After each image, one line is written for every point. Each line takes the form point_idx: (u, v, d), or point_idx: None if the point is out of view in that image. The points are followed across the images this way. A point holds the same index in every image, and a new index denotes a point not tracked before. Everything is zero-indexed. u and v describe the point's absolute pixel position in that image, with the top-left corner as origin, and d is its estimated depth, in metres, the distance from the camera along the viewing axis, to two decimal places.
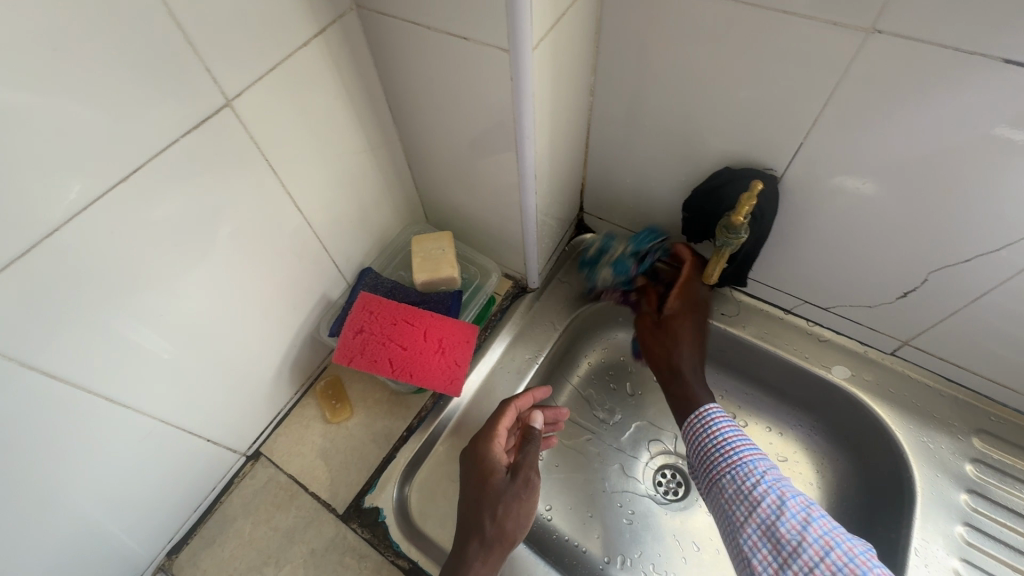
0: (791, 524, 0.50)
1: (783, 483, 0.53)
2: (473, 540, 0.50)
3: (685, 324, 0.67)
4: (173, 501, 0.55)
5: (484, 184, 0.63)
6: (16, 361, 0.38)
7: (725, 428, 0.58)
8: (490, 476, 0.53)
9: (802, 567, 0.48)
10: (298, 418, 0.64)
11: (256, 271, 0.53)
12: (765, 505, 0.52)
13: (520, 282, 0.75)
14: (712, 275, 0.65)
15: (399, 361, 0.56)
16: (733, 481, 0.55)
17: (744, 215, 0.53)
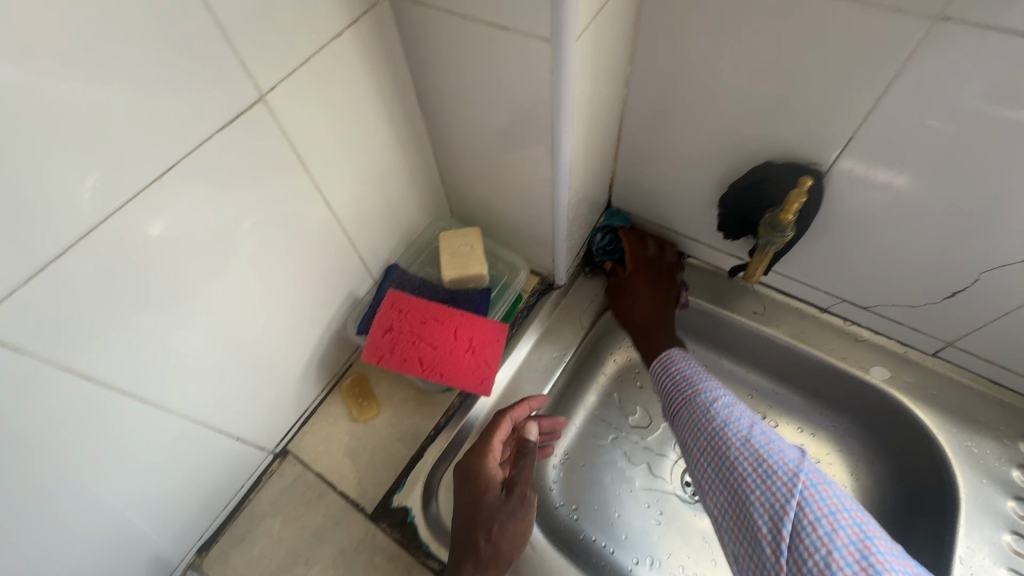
0: (732, 441, 0.53)
1: (731, 409, 0.55)
2: (468, 562, 0.49)
3: (636, 283, 0.70)
4: (203, 498, 0.55)
5: (512, 179, 0.61)
6: (51, 363, 0.37)
7: (682, 366, 0.62)
8: (484, 496, 0.51)
9: (739, 479, 0.51)
10: (325, 416, 0.64)
11: (284, 269, 0.52)
12: (710, 427, 0.55)
13: (547, 279, 0.74)
14: (753, 274, 0.64)
15: (429, 360, 0.55)
16: (686, 409, 0.58)
17: (793, 213, 0.51)
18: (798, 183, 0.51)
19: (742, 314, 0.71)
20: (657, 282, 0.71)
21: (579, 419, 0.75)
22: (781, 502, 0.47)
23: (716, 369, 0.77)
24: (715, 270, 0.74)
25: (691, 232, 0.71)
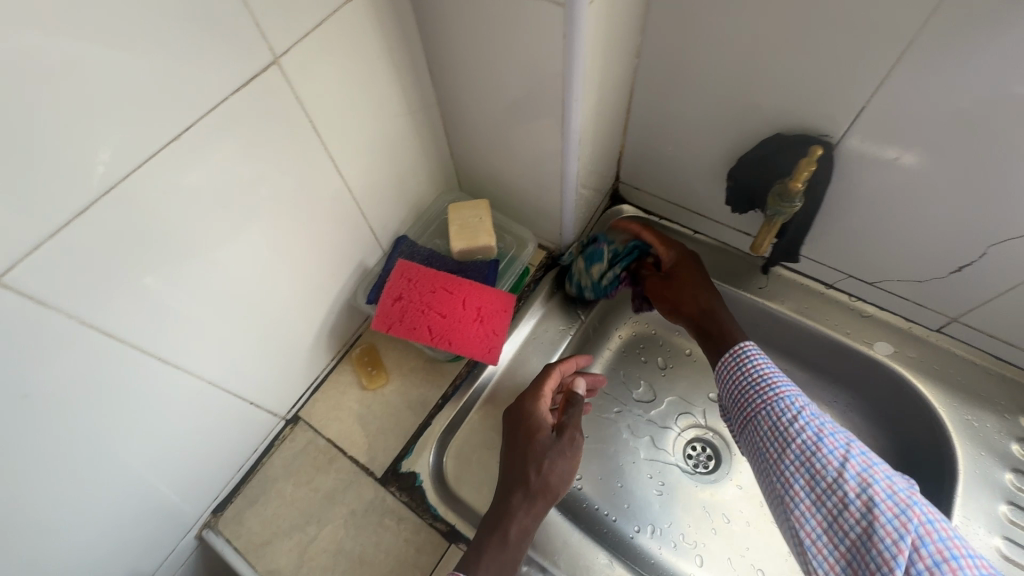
0: (828, 460, 0.53)
1: (820, 421, 0.55)
2: (519, 492, 0.53)
3: (691, 266, 0.67)
4: (218, 460, 0.56)
5: (522, 150, 0.61)
6: (73, 318, 0.38)
7: (760, 364, 0.59)
8: (535, 435, 0.55)
9: (837, 504, 0.51)
10: (335, 384, 0.65)
11: (297, 235, 0.53)
12: (800, 441, 0.54)
13: (555, 253, 0.74)
14: (761, 247, 0.63)
15: (438, 329, 0.56)
16: (764, 415, 0.57)
17: (802, 182, 0.51)
18: (811, 152, 0.50)
19: (748, 290, 0.72)
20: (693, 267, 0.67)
21: None
22: (891, 535, 0.48)
23: None
24: (722, 246, 0.74)
25: (699, 207, 0.71)
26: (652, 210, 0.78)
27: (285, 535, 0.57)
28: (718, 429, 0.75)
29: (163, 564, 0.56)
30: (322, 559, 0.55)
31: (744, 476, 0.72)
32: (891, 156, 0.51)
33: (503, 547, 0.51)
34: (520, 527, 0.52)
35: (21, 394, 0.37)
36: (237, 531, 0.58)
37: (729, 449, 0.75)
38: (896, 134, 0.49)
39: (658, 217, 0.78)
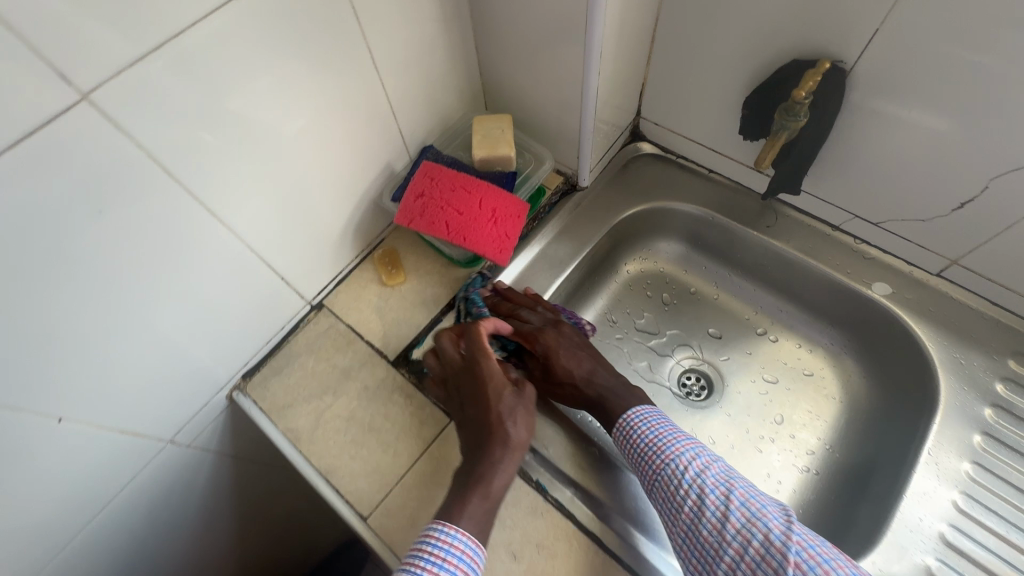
0: (712, 524, 0.51)
1: (705, 478, 0.53)
2: (494, 450, 0.53)
3: (561, 355, 0.62)
4: (250, 328, 0.62)
5: (547, 68, 0.64)
6: (146, 151, 0.42)
7: (643, 431, 0.58)
8: (499, 395, 0.55)
9: (729, 571, 0.50)
10: (357, 279, 0.70)
11: (333, 125, 0.57)
12: (687, 509, 0.52)
13: (571, 180, 0.77)
14: (764, 161, 0.63)
15: (455, 225, 0.60)
16: (658, 483, 0.55)
17: (807, 91, 0.55)
18: (817, 64, 0.55)
19: (755, 229, 0.74)
20: (569, 351, 0.62)
21: (589, 318, 0.81)
22: None
23: (725, 284, 0.81)
24: (734, 185, 0.77)
25: (717, 143, 0.74)
26: (670, 148, 0.80)
27: (305, 401, 0.63)
28: (712, 362, 0.78)
29: (198, 415, 0.62)
30: (337, 423, 0.62)
31: (733, 406, 0.75)
32: (909, 82, 0.52)
33: (485, 502, 0.50)
34: (501, 481, 0.52)
35: (98, 210, 0.42)
36: (263, 393, 0.64)
37: (721, 380, 0.77)
38: (919, 58, 0.50)
39: (675, 155, 0.80)
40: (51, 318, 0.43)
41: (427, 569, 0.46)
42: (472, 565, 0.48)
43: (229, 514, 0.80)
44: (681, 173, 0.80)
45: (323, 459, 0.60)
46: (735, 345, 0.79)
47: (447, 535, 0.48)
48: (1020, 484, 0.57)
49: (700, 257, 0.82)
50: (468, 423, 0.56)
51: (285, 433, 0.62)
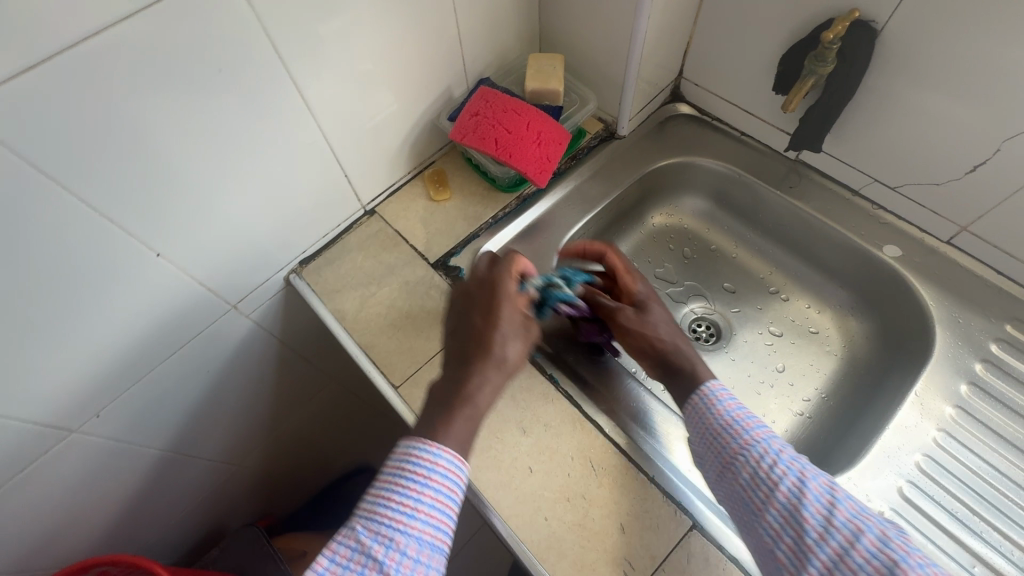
0: (814, 508, 0.48)
1: (801, 464, 0.51)
2: (485, 372, 0.54)
3: (656, 301, 0.65)
4: (312, 218, 0.70)
5: (602, 13, 0.70)
6: (263, 27, 0.50)
7: (731, 408, 0.56)
8: (502, 319, 0.56)
9: (835, 557, 0.46)
10: (408, 193, 0.78)
11: (408, 40, 0.64)
12: (784, 489, 0.49)
13: (611, 128, 0.83)
14: (791, 105, 0.67)
15: (503, 142, 0.67)
16: (746, 460, 0.52)
17: (835, 34, 0.59)
18: (846, 14, 0.59)
19: (779, 189, 0.79)
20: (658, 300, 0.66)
21: None
22: None
23: (744, 244, 0.86)
24: (763, 148, 0.82)
25: (751, 105, 0.78)
26: (707, 110, 0.85)
27: (352, 289, 0.71)
28: (723, 312, 0.84)
29: (259, 289, 0.71)
30: (378, 309, 0.70)
31: (738, 353, 0.80)
32: (933, 43, 0.56)
33: (470, 419, 0.53)
34: (484, 402, 0.54)
35: (219, 69, 0.50)
36: (316, 278, 0.73)
37: (729, 329, 0.82)
38: (944, 17, 0.54)
39: (711, 117, 0.85)
40: (165, 160, 0.52)
41: (411, 487, 0.49)
42: (455, 481, 0.51)
43: (267, 398, 0.89)
44: (715, 134, 0.85)
45: (363, 336, 0.68)
46: (747, 300, 0.84)
47: (430, 456, 0.50)
48: (1001, 431, 0.61)
49: (723, 217, 0.87)
50: (460, 342, 0.57)
51: (332, 312, 0.70)
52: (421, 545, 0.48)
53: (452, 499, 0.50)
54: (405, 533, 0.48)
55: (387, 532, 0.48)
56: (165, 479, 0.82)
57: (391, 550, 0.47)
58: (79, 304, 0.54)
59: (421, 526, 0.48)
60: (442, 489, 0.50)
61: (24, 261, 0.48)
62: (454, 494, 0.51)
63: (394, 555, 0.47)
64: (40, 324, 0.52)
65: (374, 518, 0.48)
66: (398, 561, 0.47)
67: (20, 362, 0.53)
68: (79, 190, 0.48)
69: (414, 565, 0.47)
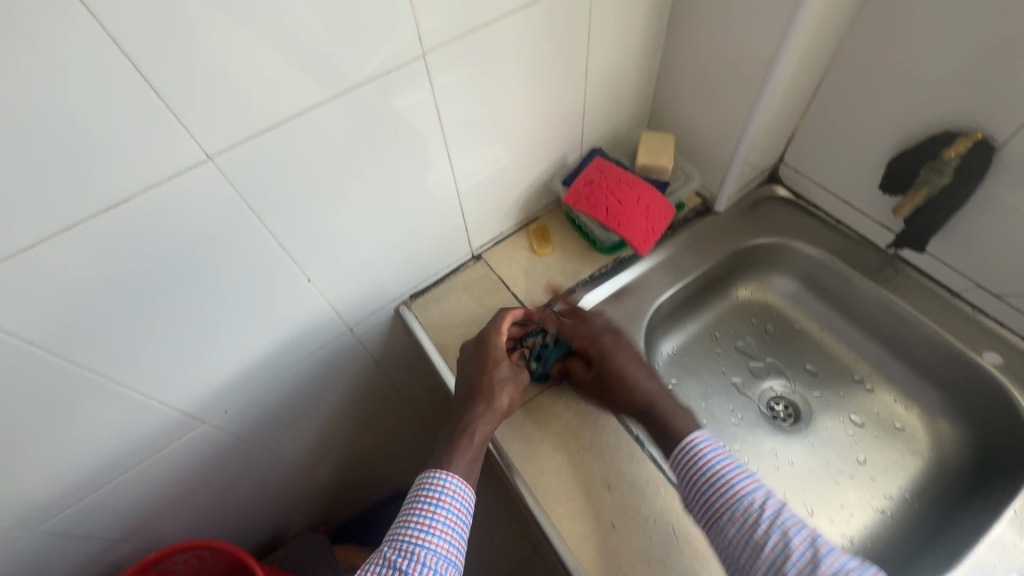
0: (799, 564, 0.51)
1: (784, 517, 0.54)
2: (480, 409, 0.64)
3: (617, 360, 0.67)
4: (430, 258, 0.78)
5: (716, 102, 0.76)
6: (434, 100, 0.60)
7: (714, 461, 0.58)
8: (495, 365, 0.66)
9: None
10: (512, 243, 0.85)
11: (541, 113, 0.72)
12: (769, 548, 0.52)
13: (707, 203, 0.88)
14: (902, 209, 0.72)
15: (613, 211, 0.73)
16: (733, 519, 0.55)
17: (956, 151, 0.63)
18: (969, 134, 0.63)
19: (873, 281, 0.80)
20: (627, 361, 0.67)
21: (695, 327, 0.89)
22: None
23: (830, 328, 0.87)
24: (859, 238, 0.83)
25: (850, 197, 0.81)
26: (804, 196, 0.88)
27: (455, 327, 0.78)
28: (803, 394, 0.84)
29: (373, 316, 0.79)
30: None
31: (818, 438, 0.80)
32: None
33: (470, 450, 0.63)
34: (484, 435, 0.64)
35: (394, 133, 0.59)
36: (424, 312, 0.80)
37: (809, 412, 0.82)
38: None
39: (807, 202, 0.88)
40: (335, 203, 0.60)
41: (426, 509, 0.60)
42: (462, 503, 0.61)
43: (352, 413, 0.95)
44: (809, 219, 0.87)
45: None
46: (830, 385, 0.84)
47: (439, 481, 0.61)
48: None
49: (811, 299, 0.89)
50: (462, 382, 0.67)
51: (436, 345, 0.77)
52: (438, 556, 0.58)
53: (460, 518, 0.61)
54: (424, 546, 0.58)
55: (409, 546, 0.58)
56: (253, 476, 0.89)
57: (413, 561, 0.57)
58: (242, 313, 0.63)
59: (436, 540, 0.59)
60: (452, 509, 0.60)
61: (216, 277, 0.57)
62: (462, 514, 0.61)
63: (415, 565, 0.57)
64: (209, 328, 0.61)
65: (399, 538, 0.59)
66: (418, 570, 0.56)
67: (185, 359, 0.62)
68: (269, 223, 0.57)
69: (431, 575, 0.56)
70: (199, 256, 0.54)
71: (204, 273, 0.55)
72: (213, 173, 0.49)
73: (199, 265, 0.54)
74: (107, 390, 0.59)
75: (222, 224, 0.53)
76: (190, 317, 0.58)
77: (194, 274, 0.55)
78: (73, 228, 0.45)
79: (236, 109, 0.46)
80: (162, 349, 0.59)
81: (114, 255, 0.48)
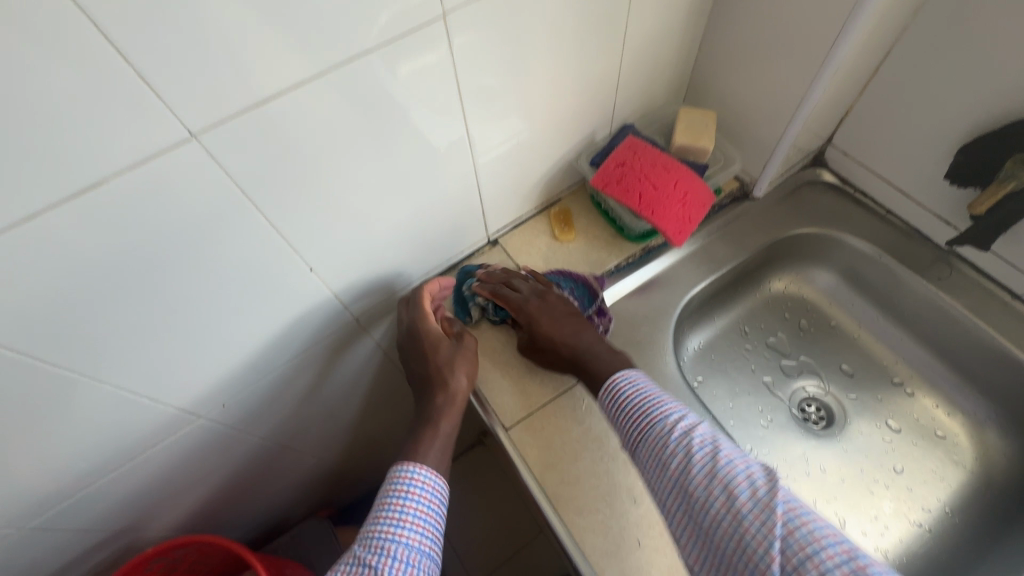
0: (699, 480, 0.50)
1: (693, 435, 0.53)
2: (440, 399, 0.63)
3: (545, 320, 0.64)
4: (442, 244, 0.72)
5: (766, 77, 0.68)
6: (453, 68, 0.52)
7: (629, 392, 0.58)
8: (435, 350, 0.64)
9: (716, 524, 0.49)
10: (531, 227, 0.78)
11: (569, 86, 0.64)
12: (675, 467, 0.52)
13: (745, 188, 0.80)
14: (978, 207, 0.64)
15: (646, 196, 0.66)
16: (646, 443, 0.55)
17: None
18: None
19: (926, 279, 0.73)
20: (557, 320, 0.64)
21: (724, 322, 0.83)
22: (762, 545, 0.46)
23: (870, 326, 0.81)
24: (911, 230, 0.76)
25: (907, 186, 0.74)
26: (851, 182, 0.81)
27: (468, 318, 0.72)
28: (837, 396, 0.79)
29: (379, 305, 0.73)
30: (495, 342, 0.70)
31: (852, 444, 0.75)
32: None
33: (439, 438, 0.62)
34: (450, 421, 0.63)
35: (407, 107, 0.52)
36: None
37: (844, 416, 0.77)
38: None
39: (853, 188, 0.81)
40: (340, 186, 0.54)
41: (394, 502, 0.57)
42: (433, 493, 0.59)
43: (356, 401, 0.91)
44: (855, 207, 0.80)
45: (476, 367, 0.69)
46: (867, 387, 0.79)
47: (407, 472, 0.59)
48: None
49: (849, 294, 0.83)
50: (417, 377, 0.66)
51: None
52: (410, 549, 0.54)
53: (431, 507, 0.58)
54: (395, 540, 0.54)
55: (379, 542, 0.54)
56: (255, 467, 0.85)
57: (384, 556, 0.53)
58: (236, 306, 0.57)
59: (407, 533, 0.55)
60: (422, 499, 0.58)
61: (202, 270, 0.50)
62: (432, 503, 0.59)
63: (385, 560, 0.53)
64: (200, 323, 0.56)
65: (368, 535, 0.55)
66: (389, 565, 0.53)
67: (174, 355, 0.57)
68: (268, 210, 0.50)
69: (404, 569, 0.53)
70: (185, 247, 0.47)
71: (190, 265, 0.49)
72: (199, 154, 0.42)
73: (182, 256, 0.48)
74: (89, 391, 0.53)
75: (212, 212, 0.46)
76: (177, 312, 0.52)
77: (179, 267, 0.49)
78: (33, 219, 0.38)
79: (223, 78, 0.39)
80: (148, 345, 0.54)
81: (86, 248, 0.42)
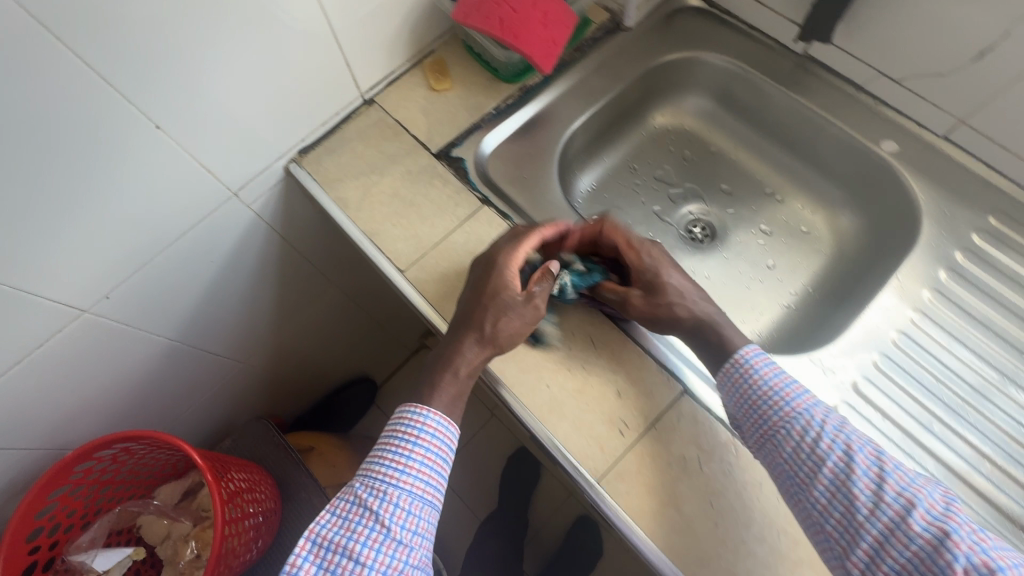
0: (864, 483, 0.47)
1: (847, 434, 0.50)
2: (475, 346, 0.57)
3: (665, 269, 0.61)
4: (311, 105, 0.69)
5: None
6: None
7: (766, 376, 0.54)
8: (499, 300, 0.58)
9: (885, 531, 0.46)
10: (407, 82, 0.76)
11: None
12: (831, 465, 0.49)
13: (616, 19, 0.81)
14: None
15: (508, 21, 0.64)
16: (789, 433, 0.51)
17: None
18: None
19: (786, 87, 0.78)
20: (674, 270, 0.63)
21: (612, 159, 0.86)
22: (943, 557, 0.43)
23: (744, 145, 0.87)
24: (773, 43, 0.80)
25: None
26: (716, 3, 0.83)
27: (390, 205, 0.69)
28: (718, 213, 0.85)
29: (259, 178, 0.70)
30: (382, 196, 0.70)
31: (731, 251, 0.82)
32: None
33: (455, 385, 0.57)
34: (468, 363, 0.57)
35: None
36: (317, 167, 0.72)
37: (724, 229, 0.84)
38: None
39: (719, 10, 0.83)
40: (163, 29, 0.50)
41: (402, 445, 0.54)
42: (444, 442, 0.56)
43: (270, 297, 0.90)
44: (722, 28, 0.82)
45: (368, 223, 0.69)
46: (744, 201, 0.86)
47: (420, 417, 0.55)
48: (974, 313, 0.65)
49: (725, 118, 0.87)
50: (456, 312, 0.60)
51: (334, 200, 0.70)
52: (412, 497, 0.53)
53: (440, 454, 0.55)
54: (397, 486, 0.53)
55: (382, 486, 0.53)
56: (174, 372, 0.84)
57: (385, 501, 0.52)
58: (80, 174, 0.53)
59: (411, 480, 0.53)
60: (432, 446, 0.55)
61: (15, 121, 0.46)
62: (442, 450, 0.56)
63: (385, 505, 0.52)
64: (39, 191, 0.52)
65: (371, 475, 0.54)
66: (388, 510, 0.52)
67: (24, 233, 0.53)
68: (82, 51, 0.46)
69: (404, 516, 0.52)
70: None
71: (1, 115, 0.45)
72: None
73: None
74: None
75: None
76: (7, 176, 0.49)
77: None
78: None
79: None
80: None
81: None
